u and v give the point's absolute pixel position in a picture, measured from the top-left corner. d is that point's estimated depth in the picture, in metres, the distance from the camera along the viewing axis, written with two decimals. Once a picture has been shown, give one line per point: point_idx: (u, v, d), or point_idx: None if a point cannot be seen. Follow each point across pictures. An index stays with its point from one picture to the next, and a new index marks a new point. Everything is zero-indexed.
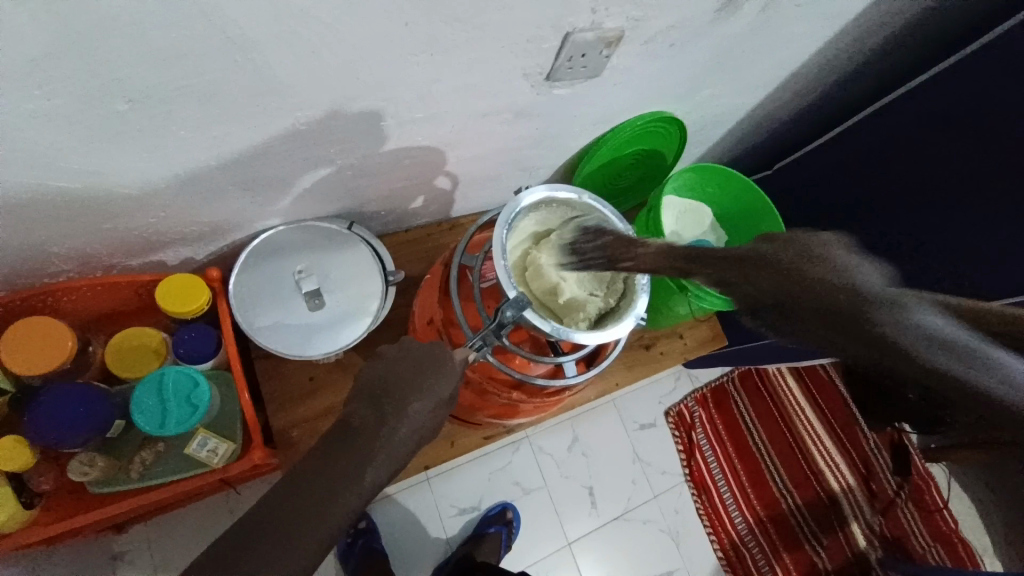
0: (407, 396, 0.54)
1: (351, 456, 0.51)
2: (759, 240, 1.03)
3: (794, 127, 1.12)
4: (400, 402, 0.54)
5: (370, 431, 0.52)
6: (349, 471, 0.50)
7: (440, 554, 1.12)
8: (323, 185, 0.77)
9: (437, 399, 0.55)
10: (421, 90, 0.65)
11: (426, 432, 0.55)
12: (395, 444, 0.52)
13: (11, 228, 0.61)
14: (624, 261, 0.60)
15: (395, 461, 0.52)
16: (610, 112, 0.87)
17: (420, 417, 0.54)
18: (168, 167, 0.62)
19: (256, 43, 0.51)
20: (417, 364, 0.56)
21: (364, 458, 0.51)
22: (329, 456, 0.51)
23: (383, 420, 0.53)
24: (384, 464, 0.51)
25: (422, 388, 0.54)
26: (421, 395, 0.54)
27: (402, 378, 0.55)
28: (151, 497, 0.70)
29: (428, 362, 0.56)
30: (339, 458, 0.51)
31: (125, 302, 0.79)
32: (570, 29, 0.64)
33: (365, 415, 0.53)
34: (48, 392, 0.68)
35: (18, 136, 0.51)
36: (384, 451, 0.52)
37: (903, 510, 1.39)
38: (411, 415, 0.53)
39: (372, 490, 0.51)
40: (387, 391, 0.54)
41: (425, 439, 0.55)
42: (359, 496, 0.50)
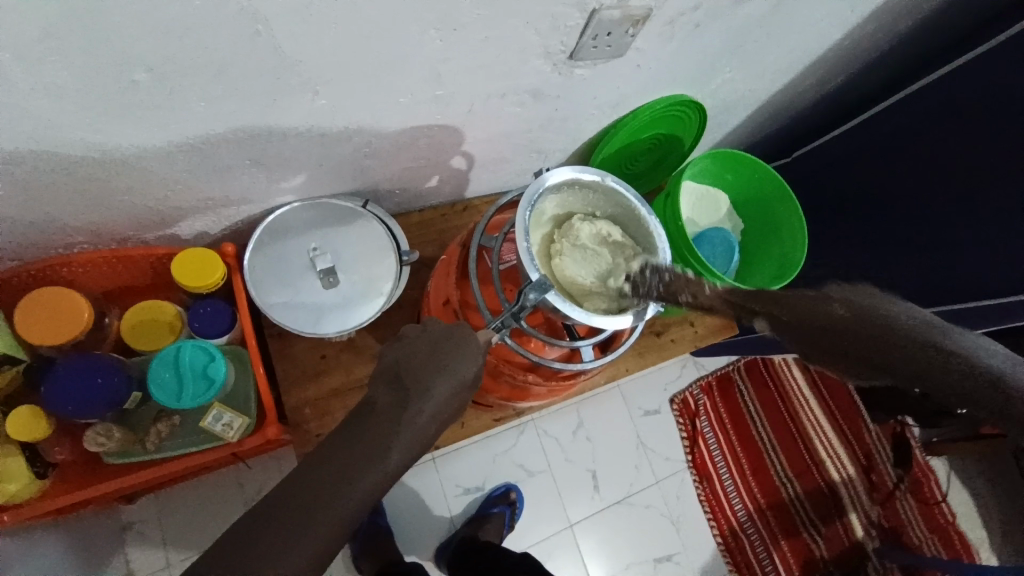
0: (428, 375, 0.54)
1: (375, 433, 0.51)
2: (777, 231, 1.02)
3: (815, 115, 1.10)
4: (423, 382, 0.54)
5: (393, 410, 0.52)
6: (371, 450, 0.50)
7: (443, 533, 1.14)
8: (338, 162, 0.76)
9: (459, 378, 0.55)
10: (442, 66, 0.64)
11: (450, 413, 0.55)
12: (419, 423, 0.52)
13: (26, 197, 0.60)
14: (683, 299, 0.62)
15: (416, 440, 0.52)
16: (629, 94, 0.85)
17: (442, 396, 0.54)
18: (185, 139, 0.61)
19: (278, 13, 0.50)
20: (437, 344, 0.56)
21: (390, 436, 0.51)
22: (352, 433, 0.51)
23: (406, 398, 0.53)
24: (407, 443, 0.52)
25: (444, 367, 0.54)
26: (443, 374, 0.54)
27: (422, 359, 0.55)
28: (167, 469, 0.71)
29: (451, 340, 0.56)
30: (363, 436, 0.51)
31: (139, 275, 0.79)
32: (595, 6, 0.62)
33: (386, 395, 0.53)
34: (66, 363, 0.69)
35: (36, 104, 0.50)
36: (407, 429, 0.52)
37: (902, 501, 1.41)
38: (433, 393, 0.53)
39: (396, 468, 0.51)
40: (408, 372, 0.54)
41: (449, 420, 0.56)
42: (382, 475, 0.50)
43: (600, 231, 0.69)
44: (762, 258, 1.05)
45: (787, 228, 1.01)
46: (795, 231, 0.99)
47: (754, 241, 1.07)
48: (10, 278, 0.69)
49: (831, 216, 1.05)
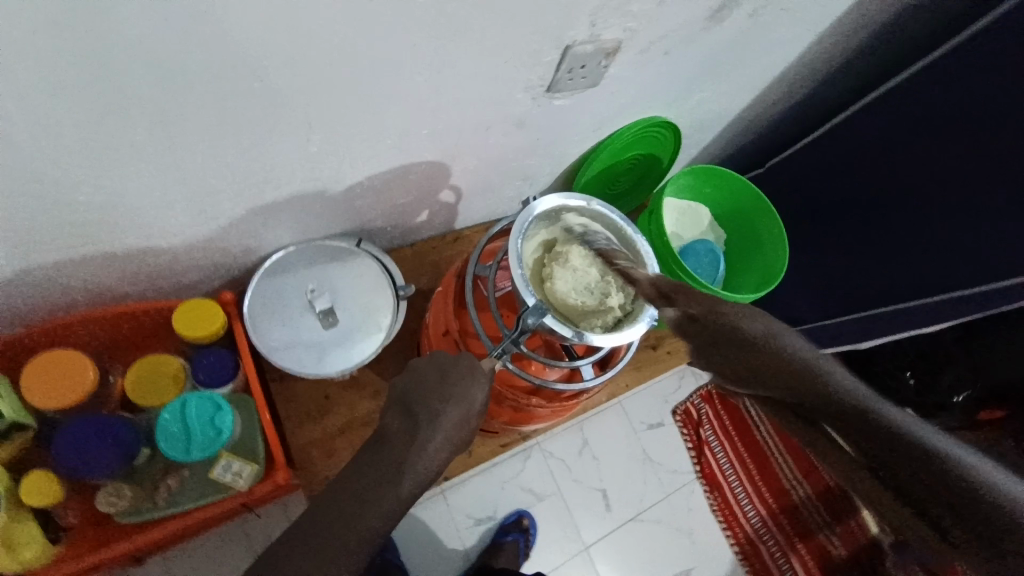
0: (437, 404, 0.55)
1: (386, 464, 0.52)
2: (759, 240, 1.06)
3: (785, 125, 1.15)
4: (433, 409, 0.55)
5: (406, 439, 0.53)
6: (382, 478, 0.52)
7: (459, 567, 1.13)
8: (332, 204, 0.78)
9: (469, 406, 0.56)
10: (430, 105, 0.67)
11: (459, 439, 0.56)
12: (429, 452, 0.53)
13: (28, 257, 0.62)
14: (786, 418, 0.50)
15: (430, 468, 0.53)
16: (607, 118, 0.89)
17: (451, 424, 0.55)
18: (185, 190, 0.63)
19: (274, 65, 0.52)
20: (446, 370, 0.57)
21: (399, 464, 0.52)
22: (365, 461, 0.53)
23: (416, 427, 0.54)
24: (419, 470, 0.52)
25: (452, 394, 0.56)
26: (453, 401, 0.55)
27: (434, 387, 0.56)
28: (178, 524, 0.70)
29: (458, 368, 0.57)
30: (373, 468, 0.52)
31: (140, 329, 0.79)
32: (569, 42, 0.66)
33: (396, 425, 0.55)
34: (75, 423, 0.69)
35: (39, 163, 0.52)
36: (418, 458, 0.52)
37: None
38: (443, 422, 0.54)
39: (409, 492, 0.52)
40: (419, 401, 0.55)
41: (458, 446, 0.56)
42: (393, 505, 0.51)
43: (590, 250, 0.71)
44: (746, 266, 1.08)
45: (768, 236, 1.04)
46: (775, 240, 1.03)
47: (739, 249, 1.10)
48: (13, 342, 0.70)
49: (811, 220, 1.09)
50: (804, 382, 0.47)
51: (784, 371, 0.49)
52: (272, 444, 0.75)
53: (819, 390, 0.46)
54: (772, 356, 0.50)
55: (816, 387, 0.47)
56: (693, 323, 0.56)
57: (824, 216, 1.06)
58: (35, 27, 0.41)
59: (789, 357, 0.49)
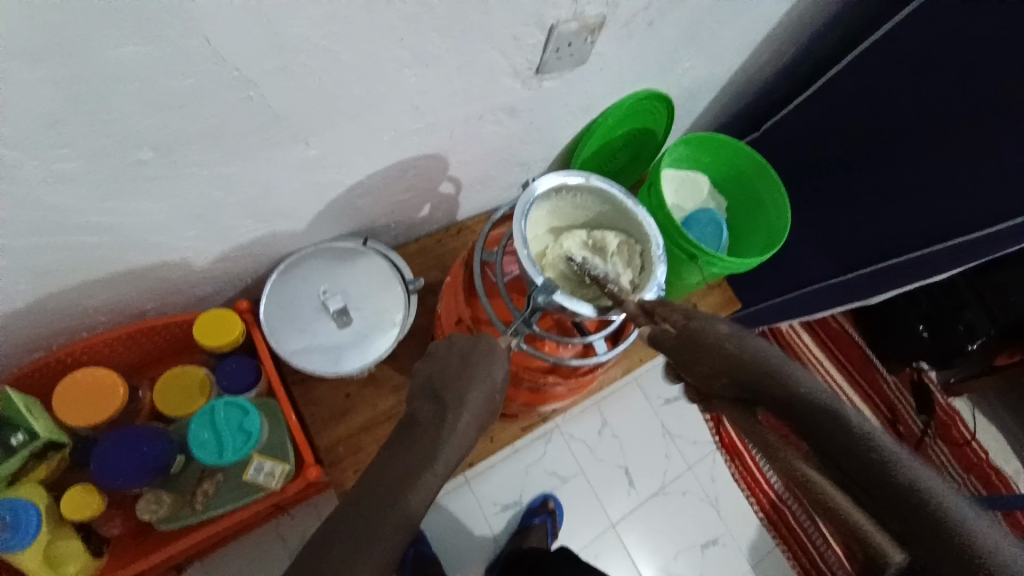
0: (462, 386, 0.57)
1: (421, 444, 0.54)
2: (761, 204, 1.06)
3: (776, 87, 1.15)
4: (457, 391, 0.57)
5: (432, 422, 0.56)
6: (422, 456, 0.53)
7: (490, 552, 1.15)
8: (334, 206, 0.80)
9: (490, 386, 0.59)
10: (420, 100, 0.68)
11: (484, 417, 0.59)
12: (459, 430, 0.55)
13: (46, 284, 0.64)
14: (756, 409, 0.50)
15: (460, 448, 0.55)
16: (598, 96, 0.89)
17: (477, 403, 0.57)
18: (191, 205, 0.64)
19: (265, 73, 0.53)
20: (466, 355, 0.60)
21: (431, 444, 0.54)
22: (397, 442, 0.55)
23: (443, 409, 0.56)
24: (449, 450, 0.54)
25: (474, 376, 0.58)
26: (477, 382, 0.58)
27: (455, 370, 0.59)
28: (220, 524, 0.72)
29: (477, 352, 0.60)
30: (404, 450, 0.54)
31: (161, 345, 0.81)
32: (552, 22, 0.67)
33: (427, 409, 0.57)
34: (112, 436, 0.71)
35: (48, 191, 0.53)
36: (450, 438, 0.55)
37: (933, 447, 1.46)
38: (468, 401, 0.57)
39: (442, 471, 0.54)
40: (442, 385, 0.58)
41: (482, 423, 0.59)
42: (432, 485, 0.53)
43: (581, 236, 0.74)
44: (750, 231, 1.08)
45: (768, 200, 1.05)
46: (776, 203, 1.03)
47: (739, 217, 1.11)
48: (41, 366, 0.72)
49: (811, 180, 1.09)
50: (821, 427, 0.44)
51: (803, 414, 0.45)
52: (301, 443, 0.78)
53: (839, 436, 0.43)
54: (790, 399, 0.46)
55: (835, 439, 0.43)
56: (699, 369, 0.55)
57: (822, 176, 1.07)
58: (33, 60, 0.42)
59: (805, 400, 0.45)
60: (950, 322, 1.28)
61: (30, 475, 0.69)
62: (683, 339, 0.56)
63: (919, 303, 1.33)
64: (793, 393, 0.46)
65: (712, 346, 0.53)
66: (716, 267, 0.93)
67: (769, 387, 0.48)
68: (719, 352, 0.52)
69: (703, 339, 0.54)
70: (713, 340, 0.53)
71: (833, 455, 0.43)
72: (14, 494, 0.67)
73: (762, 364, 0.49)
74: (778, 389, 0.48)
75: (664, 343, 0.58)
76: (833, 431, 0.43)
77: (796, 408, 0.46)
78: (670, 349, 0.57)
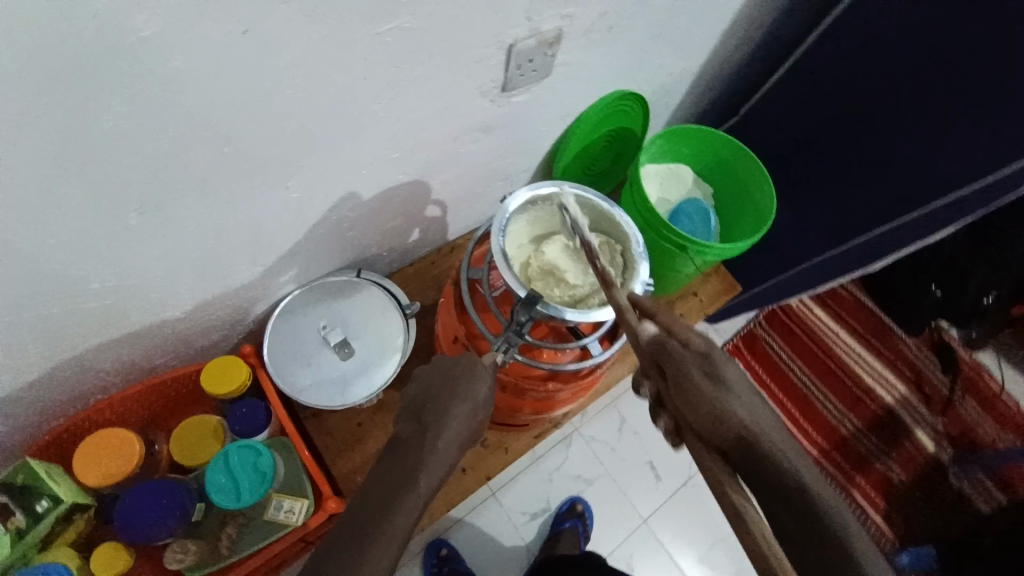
0: (444, 403, 0.60)
1: (405, 464, 0.58)
2: (746, 186, 1.07)
3: (750, 68, 1.15)
4: (439, 410, 0.60)
5: (415, 442, 0.59)
6: (404, 477, 0.57)
7: (525, 563, 1.15)
8: (325, 242, 0.82)
9: (473, 400, 0.61)
10: (394, 131, 0.70)
11: (468, 431, 0.61)
12: (441, 447, 0.59)
13: (58, 350, 0.66)
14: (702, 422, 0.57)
15: (444, 463, 0.59)
16: (571, 103, 0.91)
17: (460, 418, 0.60)
18: (185, 260, 0.67)
19: (237, 128, 0.56)
20: (449, 372, 0.63)
21: (415, 464, 0.58)
22: (386, 464, 0.59)
23: (426, 429, 0.59)
24: (434, 467, 0.58)
25: (457, 391, 0.61)
26: (459, 398, 0.61)
27: (440, 389, 0.61)
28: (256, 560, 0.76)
29: (458, 369, 0.63)
30: (389, 473, 0.58)
31: (174, 396, 0.84)
32: (511, 41, 0.68)
33: (410, 429, 0.60)
34: (131, 492, 0.74)
35: (49, 263, 0.56)
36: (432, 455, 0.58)
37: (963, 406, 1.43)
38: (451, 418, 0.60)
39: (427, 489, 0.57)
40: (426, 405, 0.61)
41: (467, 438, 0.62)
42: (417, 502, 0.56)
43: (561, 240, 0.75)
44: (739, 214, 1.09)
45: (753, 180, 1.05)
46: (760, 183, 1.04)
47: (727, 201, 1.11)
48: (60, 434, 0.74)
49: (795, 155, 1.09)
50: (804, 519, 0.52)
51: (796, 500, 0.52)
52: (316, 476, 0.79)
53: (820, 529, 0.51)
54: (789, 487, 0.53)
55: (814, 524, 0.51)
56: (695, 412, 0.57)
57: (807, 152, 1.07)
58: (18, 142, 0.45)
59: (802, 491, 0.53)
60: (959, 284, 1.30)
61: (59, 538, 0.72)
62: (696, 372, 0.57)
63: (925, 268, 1.33)
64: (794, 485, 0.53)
65: (719, 403, 0.56)
66: (708, 255, 0.93)
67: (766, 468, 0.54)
68: (725, 418, 0.56)
69: (715, 391, 0.56)
70: (726, 401, 0.56)
71: (803, 533, 0.51)
72: (46, 559, 0.69)
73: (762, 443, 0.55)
74: (776, 470, 0.54)
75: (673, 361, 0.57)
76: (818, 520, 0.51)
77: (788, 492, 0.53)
78: (671, 376, 0.57)
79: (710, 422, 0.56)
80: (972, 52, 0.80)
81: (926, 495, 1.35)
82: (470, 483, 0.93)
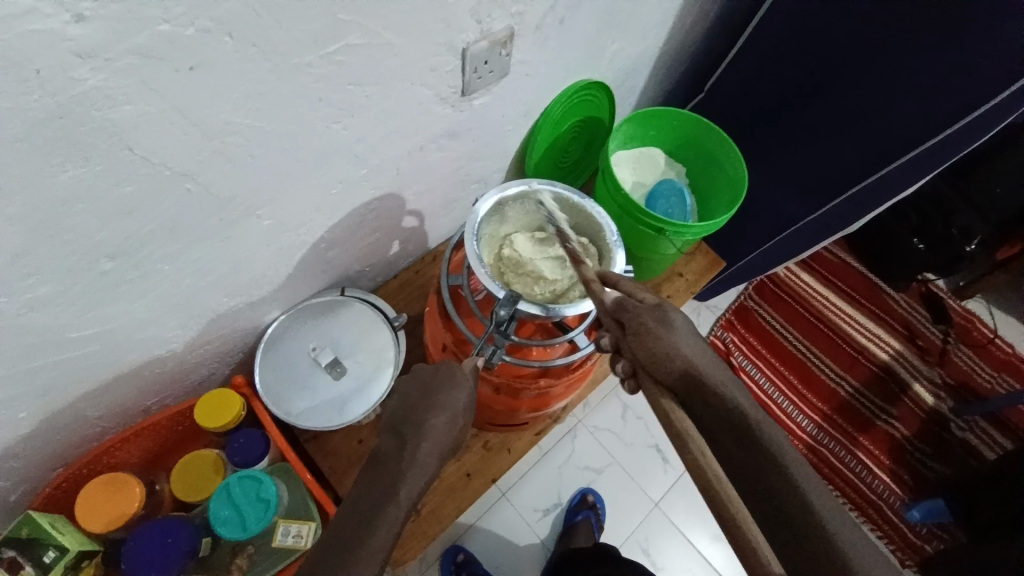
0: (423, 413, 0.62)
1: (386, 477, 0.59)
2: (716, 161, 1.08)
3: (708, 44, 1.16)
4: (418, 421, 0.62)
5: (394, 456, 0.60)
6: (386, 491, 0.58)
7: (542, 559, 1.15)
8: (304, 265, 0.82)
9: (451, 410, 0.63)
10: (359, 147, 0.70)
11: (449, 441, 0.63)
12: (422, 457, 0.60)
13: (46, 404, 0.66)
14: (657, 370, 0.59)
15: (427, 471, 0.60)
16: (534, 100, 0.91)
17: (438, 428, 0.62)
18: (165, 299, 0.67)
19: (198, 165, 0.56)
20: (427, 383, 0.65)
21: (397, 475, 0.58)
22: (369, 478, 0.59)
23: (405, 441, 0.61)
24: (417, 475, 0.59)
25: (436, 400, 0.63)
26: (436, 409, 0.62)
27: (417, 401, 0.64)
28: None
29: (436, 379, 0.65)
30: (374, 488, 0.58)
31: (171, 434, 0.84)
32: (464, 45, 0.69)
33: (390, 444, 0.62)
34: (135, 535, 0.74)
35: (26, 321, 0.55)
36: (413, 466, 0.59)
37: (957, 354, 1.45)
38: (429, 429, 0.61)
39: (410, 499, 0.58)
40: (405, 417, 0.63)
41: (449, 448, 0.63)
42: (396, 516, 0.57)
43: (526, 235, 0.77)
44: (714, 190, 1.10)
45: (724, 156, 1.06)
46: (730, 156, 1.05)
47: (701, 179, 1.12)
48: (60, 484, 0.75)
49: (763, 126, 1.10)
50: (782, 489, 0.53)
51: (765, 481, 0.54)
52: (320, 497, 0.80)
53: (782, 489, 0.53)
54: (758, 453, 0.55)
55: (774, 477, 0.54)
56: (650, 356, 0.59)
57: (773, 123, 1.08)
58: None
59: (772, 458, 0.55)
60: (943, 229, 1.32)
61: None
62: (647, 319, 0.60)
63: (908, 217, 1.37)
64: (766, 450, 0.55)
65: (675, 344, 0.59)
66: (687, 235, 0.93)
67: (710, 405, 0.58)
68: (678, 363, 0.59)
69: (671, 339, 0.59)
70: (679, 344, 0.59)
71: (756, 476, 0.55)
72: None
73: (706, 379, 0.58)
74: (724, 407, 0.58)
75: (631, 315, 0.60)
76: (792, 506, 0.52)
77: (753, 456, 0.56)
78: (630, 325, 0.61)
79: (664, 367, 0.59)
80: (922, 9, 0.82)
81: (930, 448, 1.36)
82: (477, 486, 0.93)
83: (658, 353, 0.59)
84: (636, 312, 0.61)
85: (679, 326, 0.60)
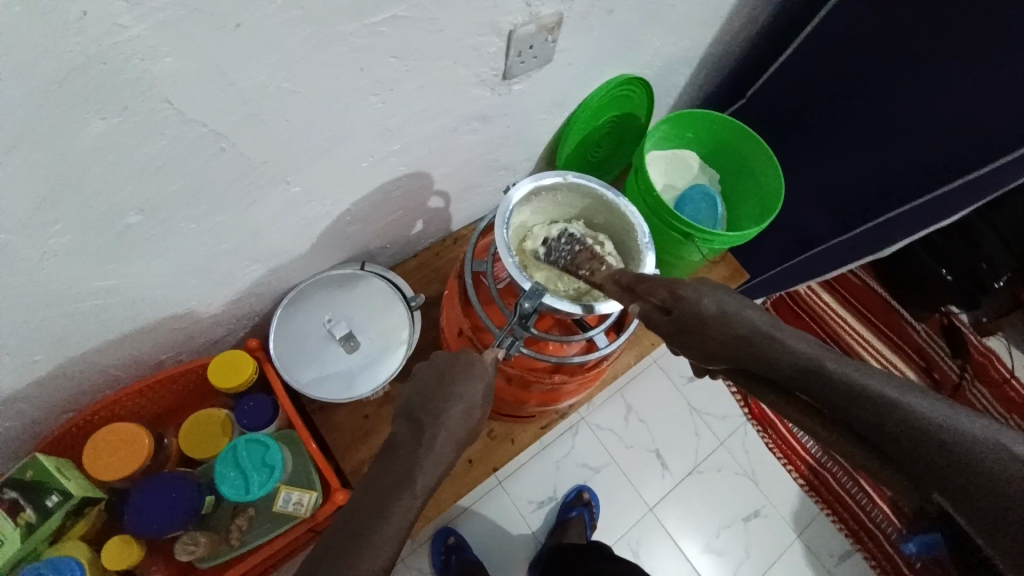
0: (441, 403, 0.62)
1: (400, 463, 0.58)
2: (750, 170, 1.06)
3: (754, 48, 1.13)
4: (435, 409, 0.61)
5: (409, 444, 0.60)
6: (399, 475, 0.58)
7: (531, 550, 1.16)
8: (326, 236, 0.82)
9: (468, 401, 0.63)
10: (392, 122, 0.69)
11: (463, 431, 0.62)
12: (437, 448, 0.59)
13: (61, 351, 0.67)
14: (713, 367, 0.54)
15: (441, 461, 0.59)
16: (570, 90, 0.89)
17: (456, 418, 0.61)
18: (185, 259, 0.67)
19: (232, 127, 0.55)
20: (445, 372, 0.64)
21: (412, 464, 0.58)
22: (383, 463, 0.60)
23: (421, 430, 0.60)
24: (431, 464, 0.59)
25: (453, 390, 0.63)
26: (454, 399, 0.62)
27: (434, 387, 0.63)
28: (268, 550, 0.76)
29: (454, 369, 0.64)
30: (389, 471, 0.58)
31: (181, 390, 0.85)
32: (510, 28, 0.67)
33: (405, 431, 0.61)
34: (141, 488, 0.75)
35: (49, 267, 0.56)
36: (427, 456, 0.59)
37: (971, 390, 1.42)
38: (446, 419, 0.61)
39: (424, 486, 0.58)
40: (422, 405, 0.62)
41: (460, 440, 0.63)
42: (410, 504, 0.57)
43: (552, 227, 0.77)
44: (744, 199, 1.08)
45: (760, 164, 1.04)
46: (766, 165, 1.02)
47: (733, 187, 1.10)
48: (69, 429, 0.76)
49: (802, 140, 1.08)
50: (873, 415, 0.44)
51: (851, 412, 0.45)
52: (325, 470, 0.80)
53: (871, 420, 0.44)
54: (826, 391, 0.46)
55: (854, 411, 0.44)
56: (693, 351, 0.54)
57: (812, 137, 1.06)
58: (16, 150, 0.45)
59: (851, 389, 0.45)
60: (971, 261, 1.29)
61: (70, 532, 0.74)
62: (684, 320, 0.53)
63: (937, 244, 1.33)
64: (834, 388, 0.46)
65: (714, 329, 0.52)
66: (715, 243, 0.92)
67: (760, 360, 0.50)
68: (711, 337, 0.52)
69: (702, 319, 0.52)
70: (712, 325, 0.52)
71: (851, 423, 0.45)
72: (59, 552, 0.71)
73: (759, 344, 0.50)
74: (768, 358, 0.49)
75: (658, 327, 0.55)
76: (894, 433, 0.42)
77: (893, 439, 0.42)
78: (657, 327, 0.55)
79: (717, 359, 0.53)
80: (985, 33, 0.78)
81: None
82: (477, 474, 0.93)
83: (702, 348, 0.53)
84: (658, 319, 0.55)
85: (713, 306, 0.52)
